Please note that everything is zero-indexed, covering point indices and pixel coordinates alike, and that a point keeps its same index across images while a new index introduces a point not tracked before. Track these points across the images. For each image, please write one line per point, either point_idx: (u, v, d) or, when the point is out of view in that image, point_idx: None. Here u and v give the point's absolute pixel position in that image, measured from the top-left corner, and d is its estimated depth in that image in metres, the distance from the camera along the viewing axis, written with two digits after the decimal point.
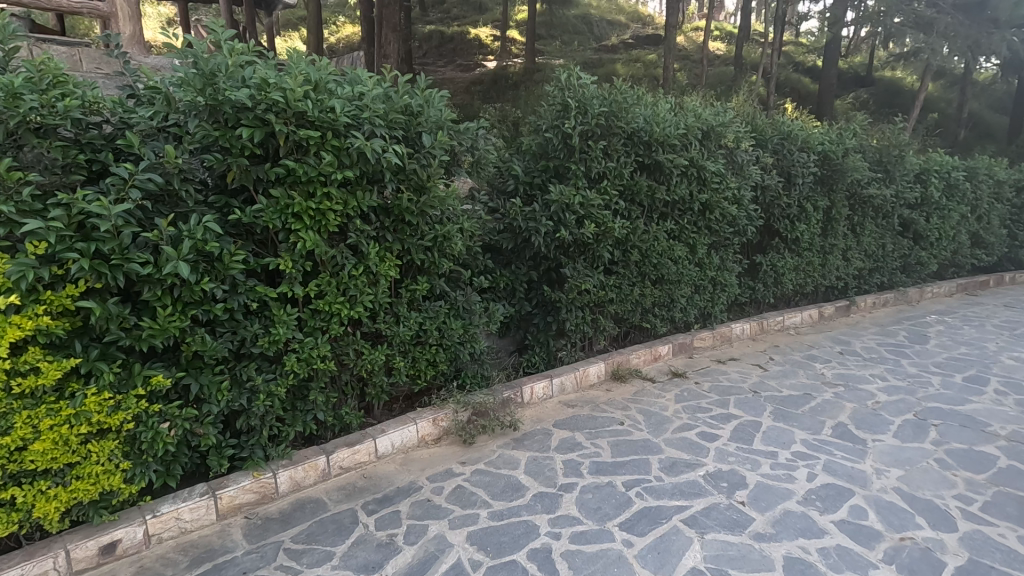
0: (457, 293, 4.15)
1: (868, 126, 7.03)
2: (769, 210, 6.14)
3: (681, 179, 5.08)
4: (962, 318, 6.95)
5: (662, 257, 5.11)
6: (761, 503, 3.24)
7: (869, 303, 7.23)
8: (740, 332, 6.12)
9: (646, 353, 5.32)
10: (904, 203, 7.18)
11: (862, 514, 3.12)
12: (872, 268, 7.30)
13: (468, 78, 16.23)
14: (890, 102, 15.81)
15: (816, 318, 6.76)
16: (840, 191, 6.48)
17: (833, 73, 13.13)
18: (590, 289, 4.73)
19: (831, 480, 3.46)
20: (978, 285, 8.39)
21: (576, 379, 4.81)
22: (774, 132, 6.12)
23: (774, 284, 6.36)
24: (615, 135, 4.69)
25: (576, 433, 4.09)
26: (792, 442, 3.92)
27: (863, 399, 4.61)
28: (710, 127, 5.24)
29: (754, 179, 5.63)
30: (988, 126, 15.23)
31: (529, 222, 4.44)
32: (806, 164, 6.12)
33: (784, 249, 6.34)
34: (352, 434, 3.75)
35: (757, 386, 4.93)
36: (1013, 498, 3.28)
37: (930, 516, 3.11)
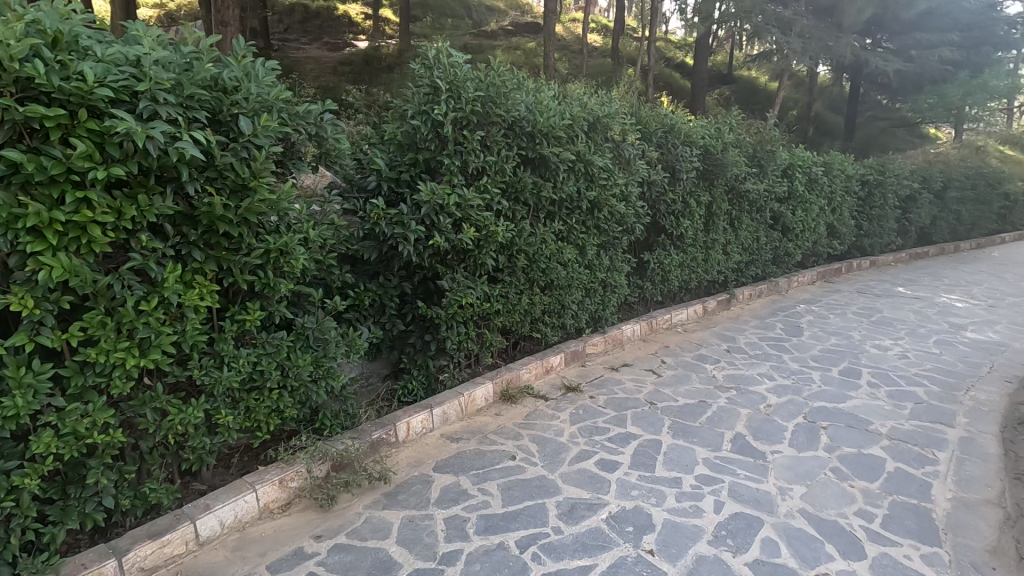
0: (307, 319, 3.32)
1: (742, 121, 7.12)
2: (655, 206, 5.93)
3: (568, 175, 4.62)
4: (826, 307, 7.34)
5: (550, 261, 4.63)
6: (671, 550, 2.85)
7: (746, 295, 7.41)
8: (631, 334, 5.88)
9: (537, 366, 4.85)
10: (774, 197, 7.40)
11: (774, 551, 2.85)
12: (748, 261, 7.48)
13: (337, 57, 14.87)
14: (750, 100, 16.95)
15: (700, 313, 6.75)
16: (721, 186, 6.45)
17: (704, 69, 13.68)
18: (472, 303, 4.10)
19: (738, 508, 3.18)
20: (833, 273, 9.01)
21: (460, 405, 4.19)
22: (659, 124, 5.87)
23: (662, 282, 6.21)
24: (493, 124, 4.08)
25: (461, 477, 3.47)
26: (694, 465, 3.62)
27: (755, 403, 4.49)
28: (596, 118, 4.82)
29: (642, 174, 5.34)
30: (829, 124, 16.89)
31: (396, 227, 3.69)
32: (690, 158, 5.98)
33: (671, 246, 6.18)
34: (160, 517, 2.81)
35: (653, 396, 4.64)
36: (909, 508, 3.19)
37: (839, 542, 2.91)
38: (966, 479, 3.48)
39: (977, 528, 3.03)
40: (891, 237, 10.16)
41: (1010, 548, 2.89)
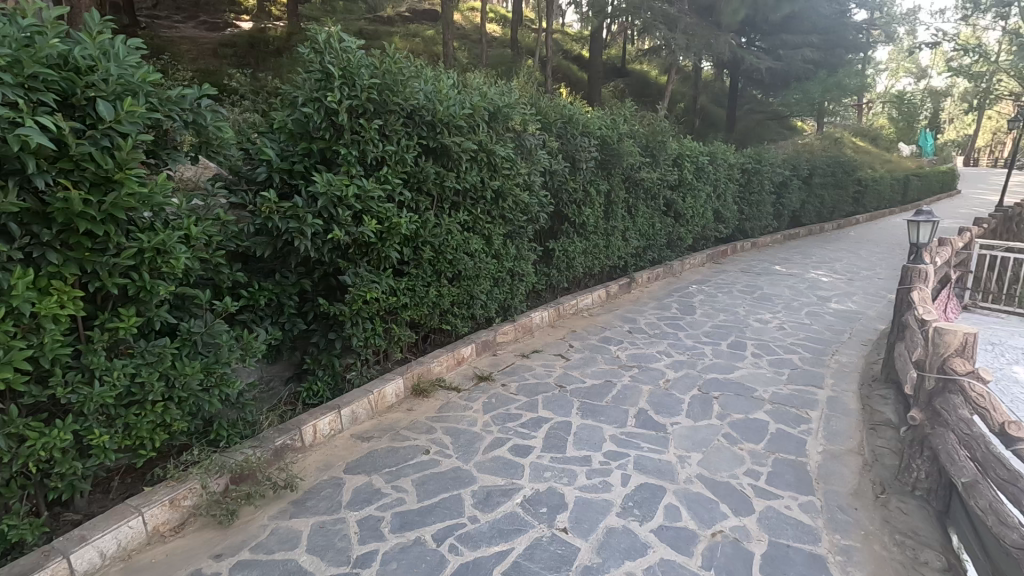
0: (193, 322, 3.05)
1: (635, 113, 7.46)
2: (558, 195, 6.08)
3: (470, 165, 4.60)
4: (715, 286, 7.94)
5: (457, 252, 4.61)
6: (582, 526, 2.96)
7: (645, 279, 7.84)
8: (540, 321, 6.02)
9: (448, 358, 4.82)
10: (667, 185, 7.85)
11: (675, 515, 3.06)
12: (646, 246, 7.91)
13: (217, 39, 13.70)
14: (643, 93, 17.82)
15: (604, 297, 7.05)
16: (618, 175, 6.74)
17: (599, 62, 14.18)
18: (378, 297, 3.98)
19: (643, 479, 3.38)
20: (720, 255, 9.76)
21: (370, 403, 4.07)
22: (558, 115, 5.98)
23: (567, 269, 6.40)
24: (391, 113, 3.96)
25: (373, 477, 3.38)
26: (602, 442, 3.79)
27: (656, 379, 4.77)
28: (497, 108, 4.84)
29: (543, 164, 5.45)
30: (713, 117, 18.18)
31: (291, 220, 3.48)
32: (588, 149, 6.18)
33: (574, 234, 6.38)
34: (24, 556, 2.48)
35: (563, 379, 4.79)
36: (787, 463, 3.55)
37: (731, 501, 3.18)
38: (833, 433, 3.93)
39: (843, 475, 3.43)
40: (768, 220, 11.18)
41: (868, 489, 3.31)
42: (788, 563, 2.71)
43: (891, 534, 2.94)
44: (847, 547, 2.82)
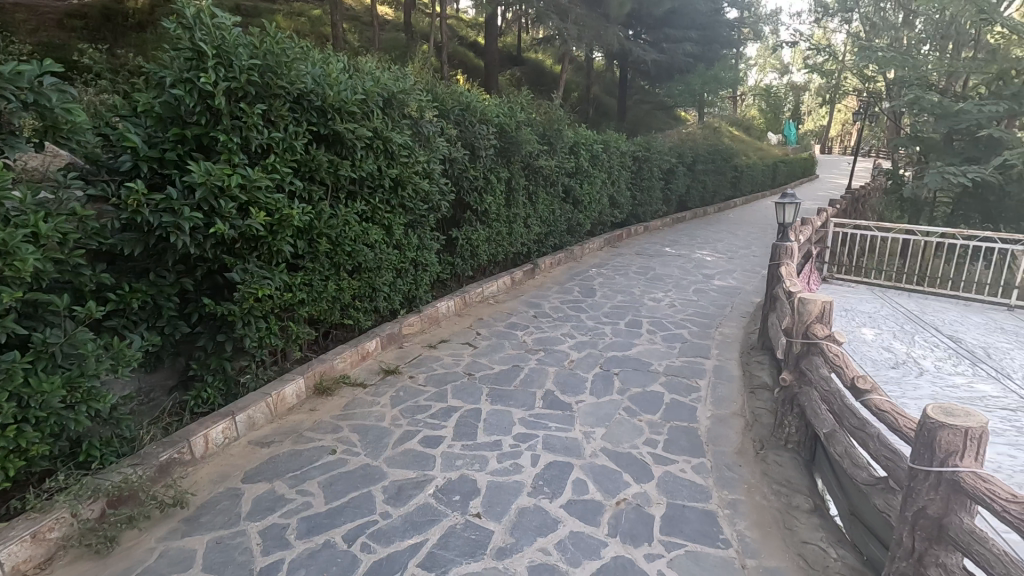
0: (50, 332, 2.69)
1: (531, 102, 7.56)
2: (459, 183, 6.04)
3: (365, 153, 4.43)
4: (613, 269, 8.34)
5: (356, 244, 4.44)
6: (496, 509, 3.01)
7: (547, 264, 8.05)
8: (446, 310, 6.00)
9: (352, 353, 4.66)
10: (564, 172, 8.08)
11: (583, 489, 3.20)
12: (547, 232, 8.11)
13: (63, 8, 12.01)
14: (538, 81, 18.13)
15: (509, 284, 7.15)
16: (517, 163, 6.80)
17: (494, 50, 14.19)
18: (271, 294, 3.75)
19: (552, 458, 3.49)
20: (616, 239, 10.25)
21: (269, 406, 3.85)
22: (455, 102, 5.89)
23: (471, 257, 6.41)
24: (275, 97, 3.70)
25: (275, 483, 3.20)
26: (512, 426, 3.86)
27: (561, 361, 4.93)
28: (391, 94, 4.69)
29: (443, 152, 5.37)
30: (606, 106, 18.92)
31: (165, 214, 3.16)
32: (487, 137, 6.18)
33: (476, 222, 6.39)
34: None
35: (471, 367, 4.82)
36: (682, 430, 3.84)
37: (633, 470, 3.39)
38: (719, 399, 4.30)
39: (729, 436, 3.77)
40: (658, 205, 11.88)
41: (750, 447, 3.66)
42: (684, 522, 2.94)
43: (769, 485, 3.28)
44: (734, 501, 3.11)
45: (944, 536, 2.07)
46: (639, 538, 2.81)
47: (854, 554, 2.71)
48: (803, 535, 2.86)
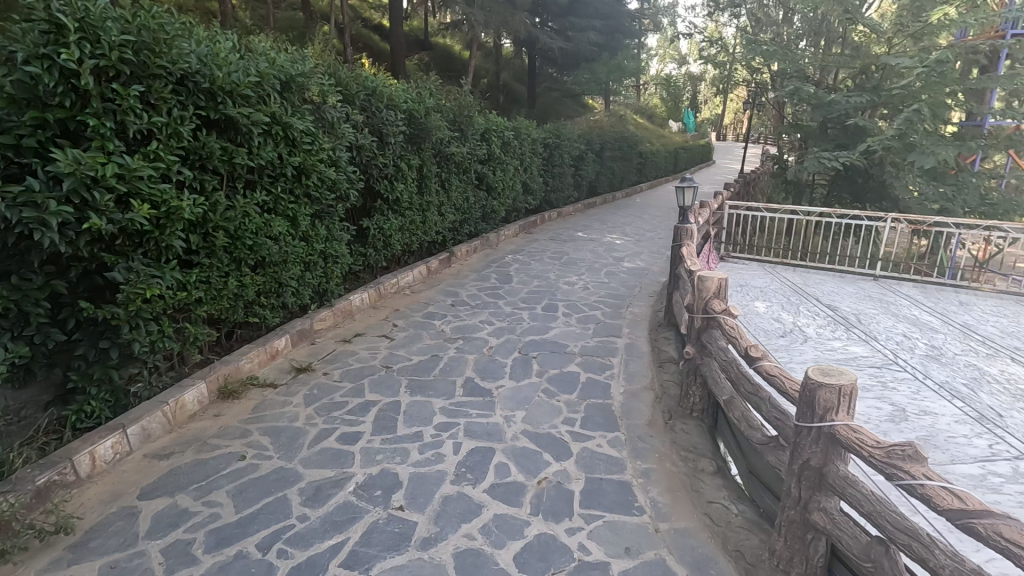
0: None
1: (440, 87, 7.42)
2: (367, 171, 5.83)
3: (263, 140, 4.16)
4: (528, 255, 8.46)
5: (258, 237, 4.17)
6: (419, 500, 2.99)
7: (463, 252, 8.03)
8: (360, 303, 5.82)
9: (260, 353, 4.41)
10: (477, 159, 8.03)
11: (505, 472, 3.25)
12: (461, 220, 8.06)
13: None
14: (447, 67, 17.87)
15: (424, 273, 7.06)
16: (428, 150, 6.67)
17: (400, 34, 13.79)
18: (163, 294, 3.44)
19: (473, 444, 3.51)
20: (531, 225, 10.40)
21: (166, 416, 3.56)
22: (360, 86, 5.65)
23: (384, 247, 6.25)
24: (155, 77, 3.37)
25: (178, 497, 2.97)
26: (432, 416, 3.84)
27: (480, 348, 4.96)
28: (289, 76, 4.41)
29: (349, 139, 5.15)
30: (516, 93, 19.03)
31: (26, 209, 2.80)
32: (395, 123, 5.99)
33: (388, 211, 6.22)
34: None
35: (388, 359, 4.72)
36: (597, 407, 4.00)
37: (552, 449, 3.48)
38: (631, 375, 4.52)
39: (640, 409, 3.98)
40: (570, 191, 12.17)
41: (659, 418, 3.89)
42: (602, 494, 3.08)
43: (677, 452, 3.50)
44: (646, 470, 3.29)
45: (825, 483, 2.31)
46: (560, 514, 2.91)
47: (752, 508, 2.97)
48: (708, 495, 3.08)
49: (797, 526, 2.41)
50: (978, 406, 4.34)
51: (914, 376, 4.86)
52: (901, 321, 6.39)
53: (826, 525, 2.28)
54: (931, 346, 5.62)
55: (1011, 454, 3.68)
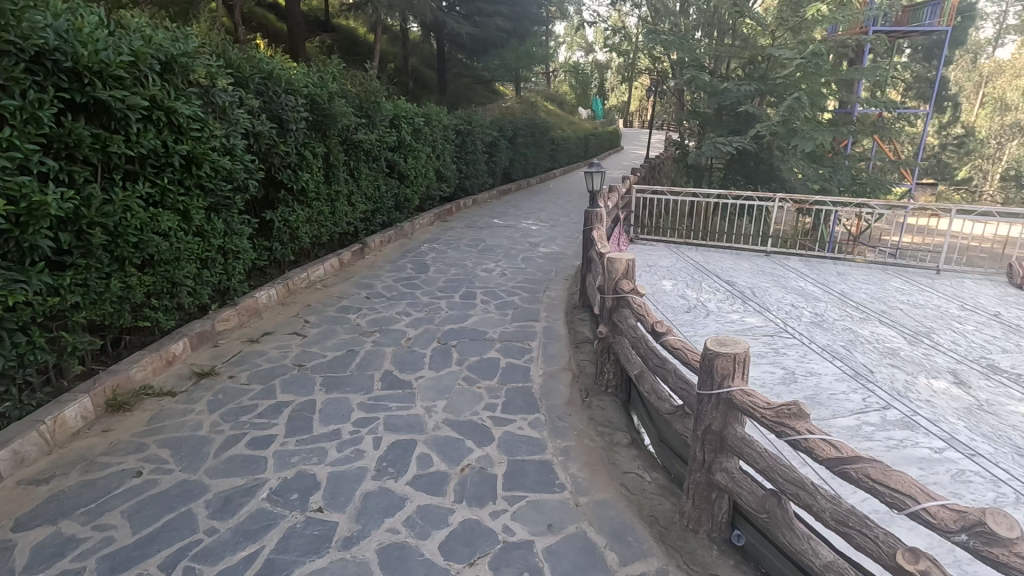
0: None
1: (344, 71, 7.10)
2: (267, 159, 5.47)
3: (144, 126, 3.78)
4: (445, 243, 8.39)
5: (143, 233, 3.81)
6: (339, 500, 2.90)
7: (377, 243, 7.81)
8: (267, 301, 5.51)
9: (154, 359, 4.06)
10: (387, 146, 7.79)
11: (427, 462, 3.23)
12: (373, 210, 7.82)
13: None
14: (351, 51, 17.15)
15: (337, 266, 6.80)
16: (334, 137, 6.36)
17: (298, 14, 13.01)
18: (29, 301, 3.06)
19: (394, 438, 3.45)
20: (446, 213, 10.30)
21: (43, 436, 3.19)
22: (254, 69, 5.26)
23: (290, 240, 5.94)
24: (3, 54, 2.94)
25: (62, 524, 2.68)
26: (350, 412, 3.72)
27: (397, 340, 4.86)
28: (170, 57, 4.02)
29: (244, 125, 4.80)
30: (426, 79, 18.64)
31: None
32: (296, 108, 5.66)
33: (293, 201, 5.90)
34: None
35: (301, 357, 4.51)
36: (518, 391, 4.06)
37: (474, 435, 3.50)
38: (549, 357, 4.62)
39: (559, 390, 4.09)
40: (484, 178, 12.16)
41: (577, 397, 4.01)
42: (524, 475, 3.14)
43: (595, 428, 3.63)
44: (566, 448, 3.40)
45: (725, 445, 2.49)
46: (485, 498, 2.94)
47: (664, 474, 3.15)
48: (624, 466, 3.23)
49: (703, 488, 2.59)
50: (853, 364, 4.87)
51: (801, 341, 5.35)
52: (789, 292, 6.99)
53: (728, 484, 2.46)
54: (815, 313, 6.21)
55: (880, 404, 4.17)
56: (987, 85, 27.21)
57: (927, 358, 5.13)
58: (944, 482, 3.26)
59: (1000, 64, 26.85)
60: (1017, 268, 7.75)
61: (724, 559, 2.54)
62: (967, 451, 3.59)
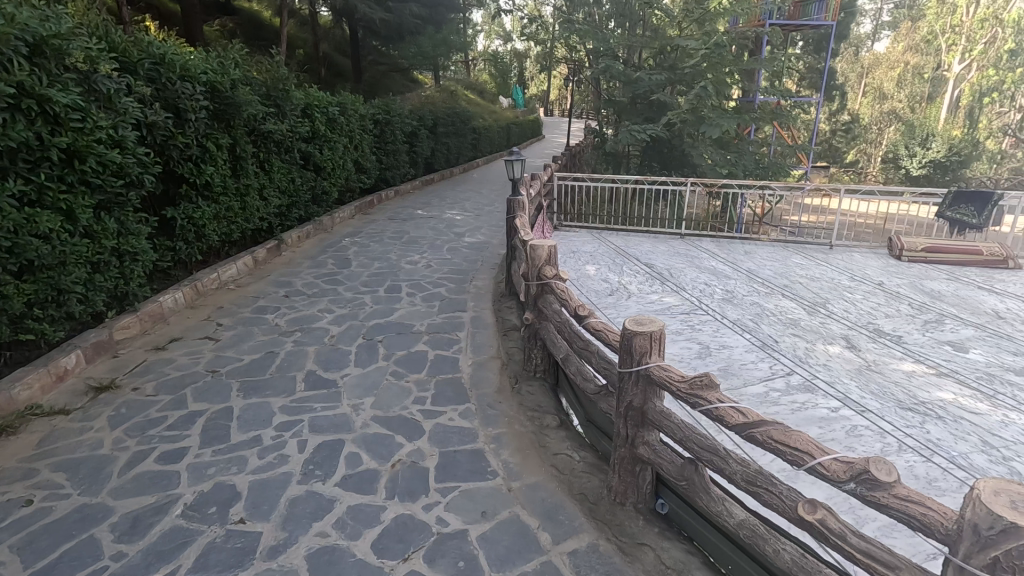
0: None
1: (247, 56, 6.65)
2: (164, 152, 5.05)
3: (11, 116, 3.37)
4: (367, 236, 8.15)
5: (19, 236, 3.41)
6: (262, 509, 2.77)
7: (294, 239, 7.47)
8: (173, 305, 5.13)
9: (42, 375, 3.68)
10: (299, 137, 7.42)
11: (356, 461, 3.14)
12: (288, 204, 7.45)
13: None
14: (256, 35, 16.13)
15: (251, 264, 6.44)
16: (240, 127, 5.97)
17: None
18: None
19: (320, 439, 3.33)
20: (368, 206, 10.01)
21: None
22: (142, 53, 4.81)
23: (196, 238, 5.55)
24: None
25: None
26: (272, 417, 3.55)
27: (320, 338, 4.68)
28: (40, 38, 3.60)
29: (134, 115, 4.40)
30: (339, 67, 17.91)
31: None
32: (195, 96, 5.25)
33: (197, 197, 5.50)
34: None
35: (214, 362, 4.24)
36: (447, 382, 4.03)
37: (404, 430, 3.45)
38: (478, 346, 4.62)
39: (489, 378, 4.11)
40: (406, 168, 11.90)
41: (507, 384, 4.05)
42: (457, 465, 3.14)
43: (525, 413, 3.68)
44: (497, 435, 3.42)
45: (646, 420, 2.60)
46: (417, 492, 2.91)
47: (592, 453, 3.25)
48: (554, 448, 3.30)
49: (628, 462, 2.69)
50: (761, 336, 5.24)
51: (715, 317, 5.69)
52: (704, 272, 7.39)
53: (650, 456, 2.58)
54: (726, 290, 6.61)
55: (785, 371, 4.53)
56: (868, 76, 29.81)
57: (824, 326, 5.61)
58: (840, 438, 3.60)
59: (879, 56, 29.49)
60: (896, 241, 8.61)
61: (650, 527, 2.66)
62: (858, 408, 3.97)
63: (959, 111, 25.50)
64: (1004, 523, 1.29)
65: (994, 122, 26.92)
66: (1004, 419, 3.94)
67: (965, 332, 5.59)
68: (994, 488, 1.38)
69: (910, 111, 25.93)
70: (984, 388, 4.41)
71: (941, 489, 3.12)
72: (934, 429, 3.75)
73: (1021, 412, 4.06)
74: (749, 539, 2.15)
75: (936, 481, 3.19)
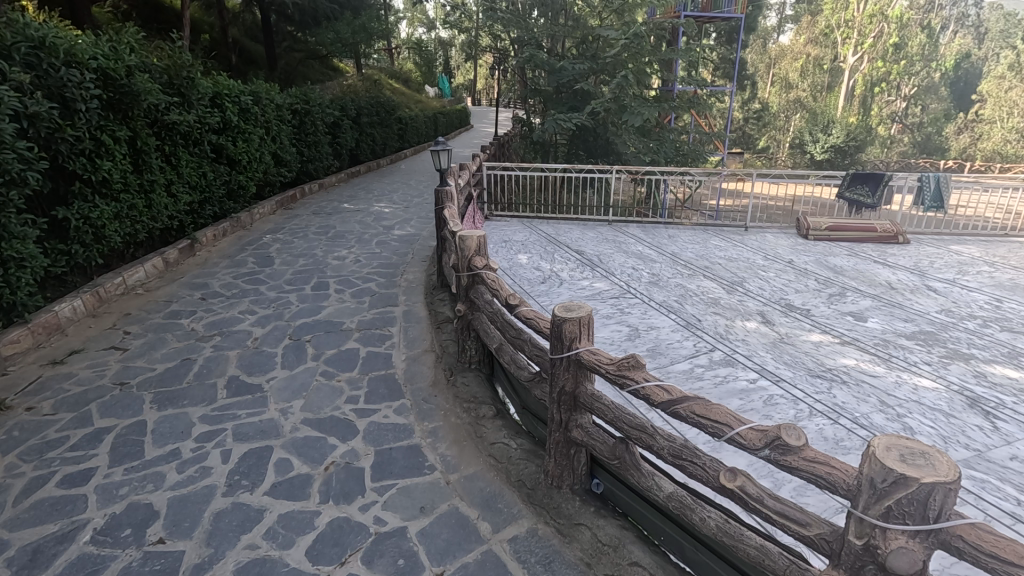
0: None
1: (143, 41, 6.12)
2: (50, 146, 4.57)
3: None
4: (290, 232, 7.81)
5: None
6: (183, 526, 2.60)
7: (209, 237, 7.06)
8: (71, 314, 4.69)
9: None
10: (209, 128, 6.93)
11: (286, 467, 3.02)
12: (200, 200, 6.97)
13: None
14: (155, 18, 14.87)
15: (161, 266, 6.00)
16: (139, 118, 5.50)
17: None
18: None
19: (246, 448, 3.17)
20: (289, 200, 9.59)
21: None
22: (17, 36, 4.31)
23: (96, 240, 5.11)
24: None
25: None
26: (191, 427, 3.34)
27: (242, 341, 4.45)
28: None
29: (12, 105, 3.91)
30: (251, 53, 16.89)
31: None
32: (85, 84, 4.77)
33: (93, 195, 5.03)
34: None
35: (122, 374, 3.92)
36: (380, 379, 3.95)
37: (336, 431, 3.34)
38: (411, 341, 4.55)
39: (423, 372, 4.06)
40: (329, 160, 11.44)
41: (442, 376, 4.02)
42: (392, 462, 3.08)
43: (460, 404, 3.66)
44: (434, 429, 3.39)
45: (578, 403, 2.66)
46: (352, 494, 2.83)
47: (528, 439, 3.26)
48: (490, 437, 3.30)
49: (562, 446, 2.74)
50: (685, 316, 5.48)
51: (642, 299, 5.89)
52: (631, 257, 7.62)
53: (584, 438, 2.64)
54: (652, 274, 6.85)
55: (708, 347, 4.77)
56: (775, 67, 31.57)
57: (742, 303, 5.95)
58: (758, 407, 3.84)
59: (783, 47, 31.24)
60: (803, 221, 9.24)
61: (586, 506, 2.72)
62: (774, 378, 4.26)
63: (854, 100, 27.58)
64: (896, 475, 1.42)
65: (884, 110, 29.34)
66: (898, 379, 4.35)
67: (863, 303, 6.11)
68: (887, 444, 1.51)
69: (812, 99, 27.74)
70: (881, 353, 4.85)
71: (846, 448, 3.40)
72: (840, 393, 4.08)
73: (911, 371, 4.51)
74: (678, 510, 2.25)
75: (842, 441, 3.48)
